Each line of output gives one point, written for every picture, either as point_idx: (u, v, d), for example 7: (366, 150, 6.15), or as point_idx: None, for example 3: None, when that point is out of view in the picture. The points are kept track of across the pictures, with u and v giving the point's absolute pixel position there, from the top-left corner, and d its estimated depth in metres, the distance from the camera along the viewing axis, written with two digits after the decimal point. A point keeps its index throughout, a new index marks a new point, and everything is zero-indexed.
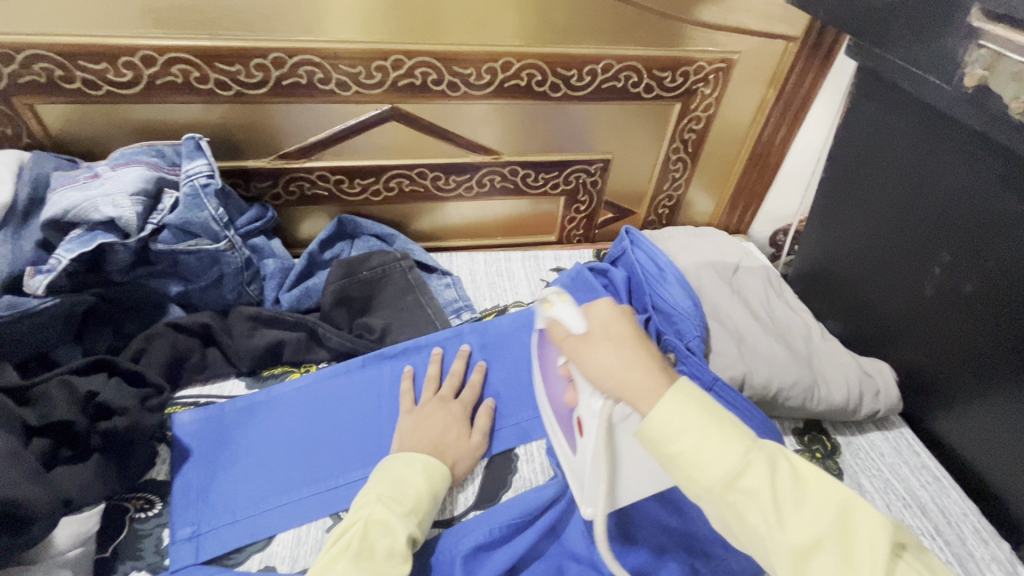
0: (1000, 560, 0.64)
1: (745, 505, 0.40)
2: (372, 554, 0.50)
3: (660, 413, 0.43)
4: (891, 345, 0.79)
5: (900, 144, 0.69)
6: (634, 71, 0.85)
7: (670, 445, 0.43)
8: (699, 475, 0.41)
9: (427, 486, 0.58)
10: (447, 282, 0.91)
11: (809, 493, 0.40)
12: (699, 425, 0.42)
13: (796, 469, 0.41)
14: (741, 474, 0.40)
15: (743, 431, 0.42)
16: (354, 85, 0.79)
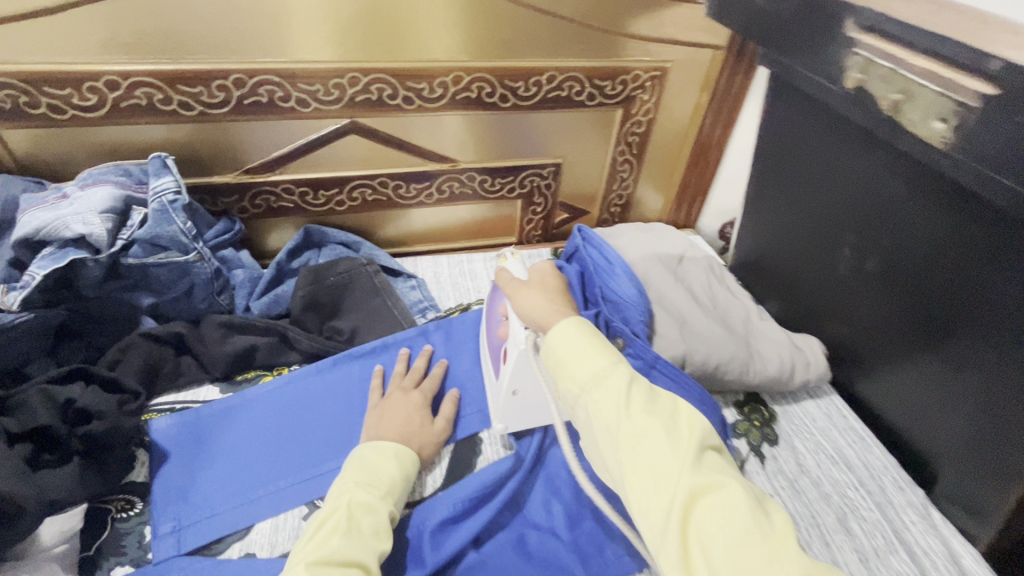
0: (915, 504, 0.72)
1: (601, 398, 0.51)
2: (360, 533, 0.54)
3: (558, 332, 0.57)
4: (823, 321, 0.87)
5: (805, 138, 0.77)
6: (576, 80, 0.92)
7: (557, 353, 0.56)
8: (573, 374, 0.54)
9: (400, 471, 0.63)
10: (413, 284, 0.96)
11: (655, 401, 0.51)
12: (582, 340, 0.55)
13: (650, 387, 0.53)
14: (603, 375, 0.52)
15: (614, 354, 0.55)
16: (313, 101, 0.83)
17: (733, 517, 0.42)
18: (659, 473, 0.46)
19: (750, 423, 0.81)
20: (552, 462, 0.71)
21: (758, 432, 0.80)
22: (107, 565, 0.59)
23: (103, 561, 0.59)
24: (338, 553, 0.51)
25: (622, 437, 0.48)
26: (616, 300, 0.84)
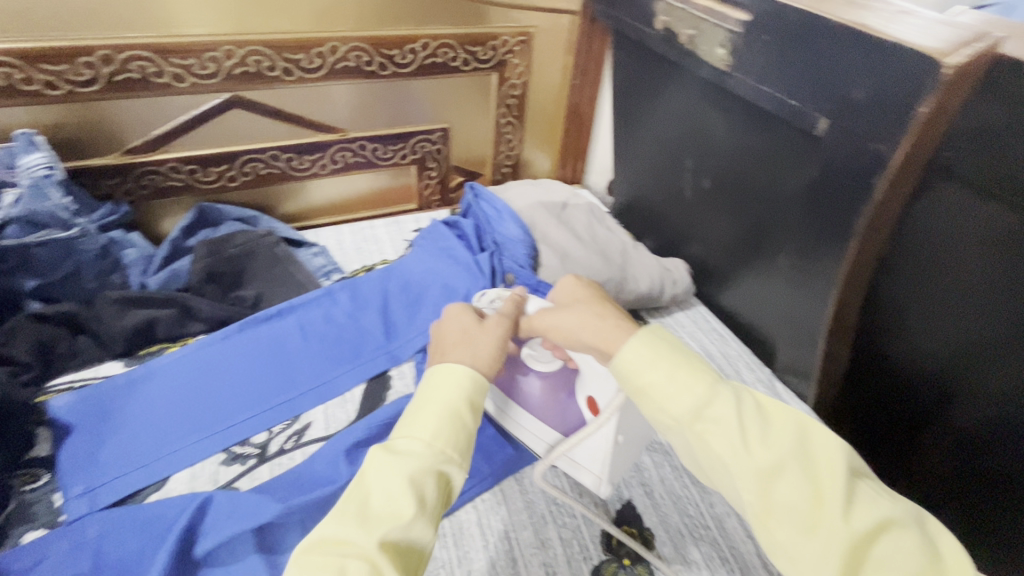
0: (763, 380, 0.85)
1: (712, 433, 0.45)
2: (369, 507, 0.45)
3: (630, 350, 0.49)
4: (686, 245, 1.01)
5: (643, 82, 0.89)
6: (449, 47, 0.99)
7: (637, 379, 0.48)
8: (668, 405, 0.46)
9: (446, 409, 0.50)
10: (315, 252, 1.00)
11: (774, 423, 0.44)
12: (668, 359, 0.48)
13: (762, 405, 0.46)
14: (706, 403, 0.45)
15: (707, 369, 0.48)
16: (189, 76, 0.85)
17: (911, 567, 0.38)
18: (803, 524, 0.40)
19: None
20: None
21: None
22: (18, 531, 0.60)
23: (13, 530, 0.61)
24: (328, 541, 0.43)
25: (754, 479, 0.42)
26: (506, 242, 0.95)
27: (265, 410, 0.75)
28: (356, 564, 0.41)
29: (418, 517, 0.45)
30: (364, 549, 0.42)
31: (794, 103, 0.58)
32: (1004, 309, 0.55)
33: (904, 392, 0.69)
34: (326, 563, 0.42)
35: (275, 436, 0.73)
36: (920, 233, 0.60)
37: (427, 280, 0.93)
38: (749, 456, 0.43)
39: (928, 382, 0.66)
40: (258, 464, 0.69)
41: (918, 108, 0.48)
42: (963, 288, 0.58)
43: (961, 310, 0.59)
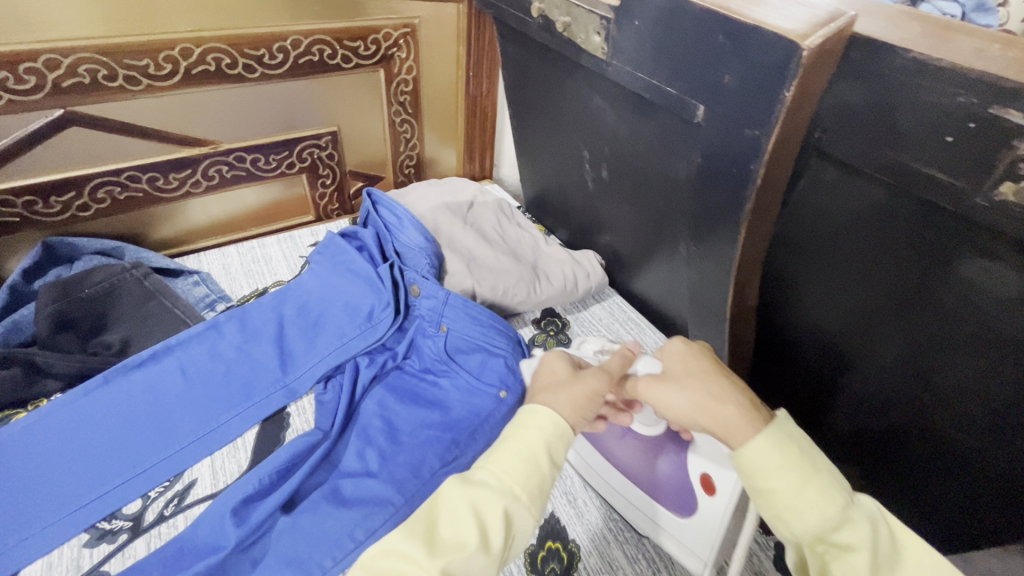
0: None
1: (833, 556, 0.46)
2: (437, 529, 0.47)
3: (759, 453, 0.48)
4: (598, 235, 0.99)
5: (532, 72, 0.85)
6: (325, 44, 0.91)
7: (765, 482, 0.47)
8: (792, 519, 0.47)
9: (528, 451, 0.52)
10: (195, 280, 0.89)
11: (900, 558, 0.46)
12: (801, 473, 0.47)
13: (893, 535, 0.47)
14: (837, 528, 0.46)
15: (841, 488, 0.47)
16: (4, 93, 0.72)
17: None
18: None
19: (546, 333, 0.90)
20: (362, 415, 0.74)
21: (554, 339, 0.90)
22: None
23: None
24: (396, 551, 0.46)
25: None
26: (409, 252, 0.88)
27: (138, 473, 0.66)
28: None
29: (482, 549, 0.46)
30: (427, 566, 0.45)
31: (671, 90, 0.56)
32: (904, 291, 0.55)
33: (809, 362, 0.70)
34: (392, 571, 0.45)
35: (151, 502, 0.65)
36: (806, 213, 0.60)
37: (326, 298, 0.85)
38: None
39: (834, 358, 0.66)
40: (131, 538, 0.61)
41: (784, 93, 0.47)
42: (868, 271, 0.57)
43: (861, 291, 0.59)
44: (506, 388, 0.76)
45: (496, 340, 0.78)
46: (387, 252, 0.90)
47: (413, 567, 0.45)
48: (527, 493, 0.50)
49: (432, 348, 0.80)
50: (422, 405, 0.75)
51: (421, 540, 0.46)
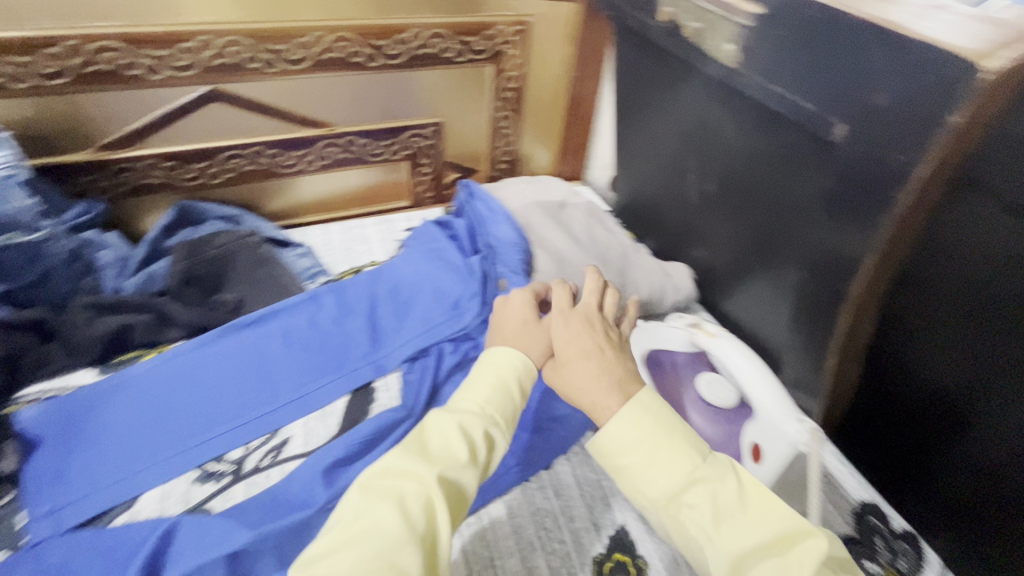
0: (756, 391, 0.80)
1: (687, 515, 0.46)
2: (426, 451, 0.49)
3: (613, 425, 0.51)
4: (690, 247, 0.96)
5: (647, 80, 0.84)
6: (442, 37, 0.94)
7: (619, 457, 0.50)
8: (645, 485, 0.48)
9: (500, 379, 0.56)
10: (301, 253, 0.96)
11: (751, 508, 0.44)
12: (649, 440, 0.49)
13: (748, 488, 0.46)
14: (684, 489, 0.46)
15: (693, 452, 0.48)
16: (164, 68, 0.80)
17: None
18: None
19: None
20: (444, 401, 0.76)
21: None
22: None
23: None
24: (393, 471, 0.47)
25: (727, 559, 0.43)
26: (499, 245, 0.89)
27: (243, 423, 0.71)
28: (417, 492, 0.46)
29: (470, 466, 0.49)
30: (427, 482, 0.46)
31: (809, 105, 0.55)
32: None
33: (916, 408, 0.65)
34: (390, 489, 0.46)
35: (251, 452, 0.70)
36: (937, 255, 0.56)
37: (417, 283, 0.88)
38: (716, 540, 0.44)
39: (949, 416, 0.61)
40: (232, 482, 0.66)
41: (948, 118, 0.44)
42: (1004, 321, 0.52)
43: (965, 331, 0.55)
44: None
45: None
46: (477, 245, 0.93)
47: (412, 482, 0.46)
48: (506, 420, 0.54)
49: None
50: None
51: (417, 458, 0.48)
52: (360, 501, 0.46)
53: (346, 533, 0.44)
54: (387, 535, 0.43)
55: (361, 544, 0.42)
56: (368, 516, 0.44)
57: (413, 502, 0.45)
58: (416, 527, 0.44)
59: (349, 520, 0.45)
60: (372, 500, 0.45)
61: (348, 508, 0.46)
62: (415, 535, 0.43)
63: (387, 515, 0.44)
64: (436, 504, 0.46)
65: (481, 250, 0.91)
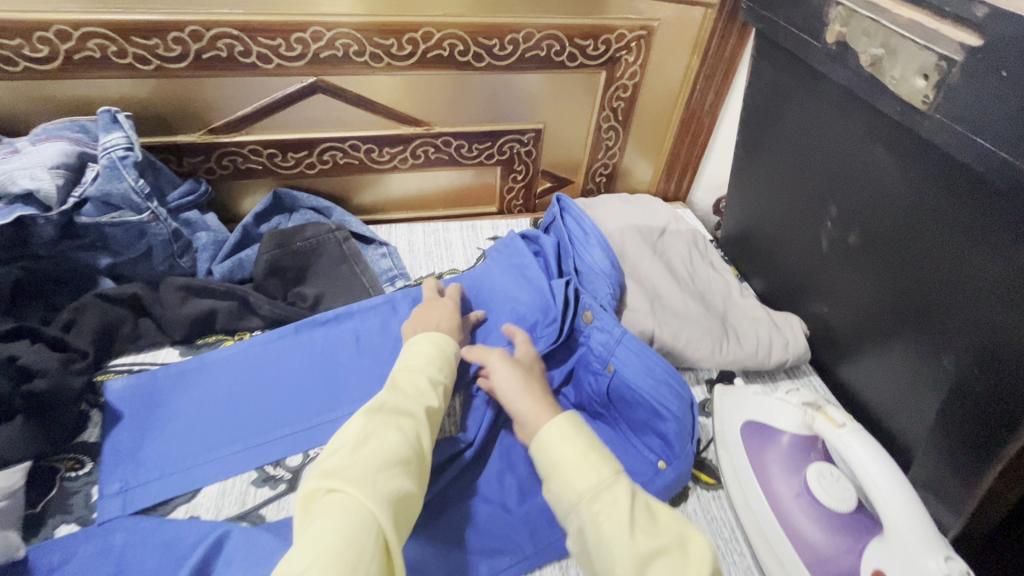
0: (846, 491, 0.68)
1: (604, 517, 0.48)
2: (406, 394, 0.59)
3: (557, 425, 0.55)
4: (805, 298, 0.83)
5: (789, 104, 0.73)
6: (556, 39, 0.87)
7: (555, 452, 0.54)
8: (575, 480, 0.51)
9: (446, 342, 0.68)
10: (383, 252, 0.93)
11: (659, 517, 0.48)
12: (582, 443, 0.53)
13: (654, 505, 0.50)
14: (607, 487, 0.49)
15: (613, 461, 0.53)
16: (275, 58, 0.79)
17: None
18: None
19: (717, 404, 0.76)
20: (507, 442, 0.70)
21: None
22: (53, 523, 0.59)
23: (48, 519, 0.59)
24: (387, 409, 0.56)
25: (632, 554, 0.45)
26: (588, 272, 0.81)
27: (306, 428, 0.69)
28: (410, 422, 0.56)
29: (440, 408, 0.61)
30: (417, 417, 0.57)
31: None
32: None
33: None
34: (389, 419, 0.55)
35: (309, 461, 0.67)
36: None
37: (494, 302, 0.82)
38: (631, 537, 0.46)
39: None
40: (288, 491, 0.64)
41: None
42: None
43: None
44: (666, 458, 0.67)
45: (668, 400, 0.68)
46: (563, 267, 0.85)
47: (405, 416, 0.56)
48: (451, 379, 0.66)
49: (592, 386, 0.72)
50: None
51: (404, 399, 0.58)
52: (367, 424, 0.54)
53: (360, 447, 0.51)
54: (396, 450, 0.52)
55: (377, 454, 0.51)
56: (378, 433, 0.53)
57: (408, 427, 0.55)
58: (413, 444, 0.54)
59: (359, 438, 0.52)
60: (378, 424, 0.54)
61: (357, 428, 0.53)
62: (413, 449, 0.54)
63: (393, 433, 0.53)
64: (422, 430, 0.56)
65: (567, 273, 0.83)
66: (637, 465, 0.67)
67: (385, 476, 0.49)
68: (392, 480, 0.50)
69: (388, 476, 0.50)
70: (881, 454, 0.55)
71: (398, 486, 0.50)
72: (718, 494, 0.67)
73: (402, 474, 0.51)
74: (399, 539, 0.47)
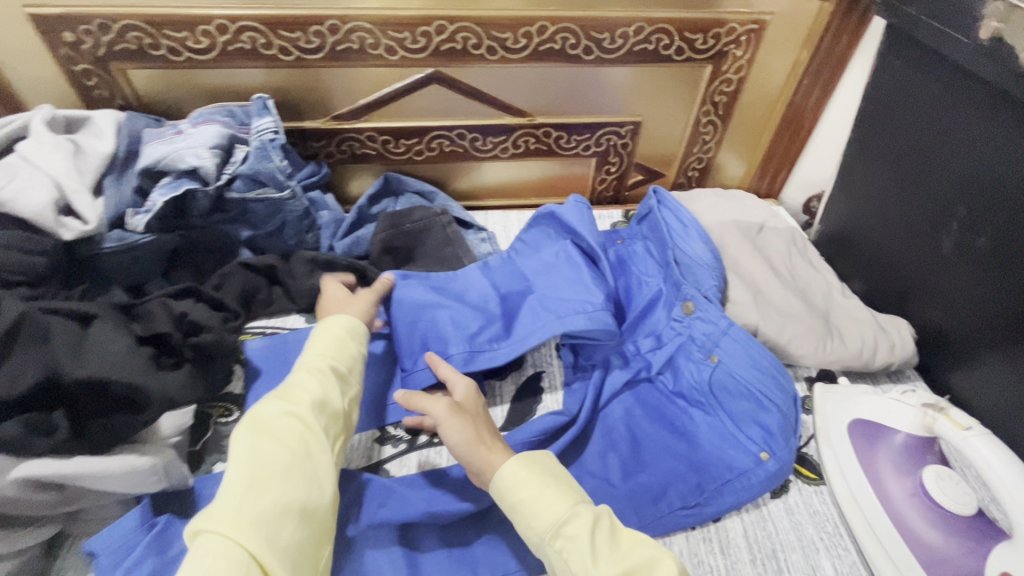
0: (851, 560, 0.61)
1: (569, 551, 0.48)
2: (290, 395, 0.58)
3: (510, 469, 0.54)
4: (910, 303, 0.81)
5: (924, 100, 0.72)
6: (666, 33, 0.88)
7: (514, 494, 0.53)
8: (535, 520, 0.51)
9: (337, 333, 0.67)
10: (483, 237, 0.97)
11: (622, 542, 0.49)
12: (537, 481, 0.53)
13: (618, 531, 0.51)
14: (566, 521, 0.50)
15: (572, 492, 0.53)
16: (401, 50, 0.85)
17: None
18: None
19: None
20: (606, 422, 0.73)
21: None
22: (211, 460, 0.67)
23: (207, 456, 0.68)
24: (266, 419, 0.55)
25: None
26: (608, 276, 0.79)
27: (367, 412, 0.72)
28: (293, 430, 0.54)
29: (333, 400, 0.59)
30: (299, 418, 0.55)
31: None
32: None
33: None
34: (267, 430, 0.53)
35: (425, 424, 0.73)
36: None
37: (429, 301, 0.78)
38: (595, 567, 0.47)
39: None
40: (408, 450, 0.70)
41: None
42: None
43: None
44: (768, 449, 0.67)
45: (772, 394, 0.69)
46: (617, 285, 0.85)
47: (284, 421, 0.55)
48: (348, 368, 0.64)
49: (693, 375, 0.74)
50: (674, 434, 0.72)
51: (282, 402, 0.57)
52: (239, 442, 0.52)
53: (235, 467, 0.50)
54: (272, 463, 0.51)
55: (252, 470, 0.50)
56: (257, 448, 0.51)
57: (290, 435, 0.54)
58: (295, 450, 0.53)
59: (233, 458, 0.51)
60: (253, 438, 0.52)
61: (236, 446, 0.52)
62: (300, 456, 0.53)
63: (273, 447, 0.52)
64: (310, 434, 0.55)
65: (525, 281, 0.80)
66: (738, 456, 0.67)
67: (259, 495, 0.48)
68: (268, 496, 0.48)
69: (262, 494, 0.48)
70: (1011, 459, 0.56)
71: (286, 499, 0.49)
72: (820, 489, 0.67)
73: (280, 487, 0.49)
74: (291, 554, 0.47)
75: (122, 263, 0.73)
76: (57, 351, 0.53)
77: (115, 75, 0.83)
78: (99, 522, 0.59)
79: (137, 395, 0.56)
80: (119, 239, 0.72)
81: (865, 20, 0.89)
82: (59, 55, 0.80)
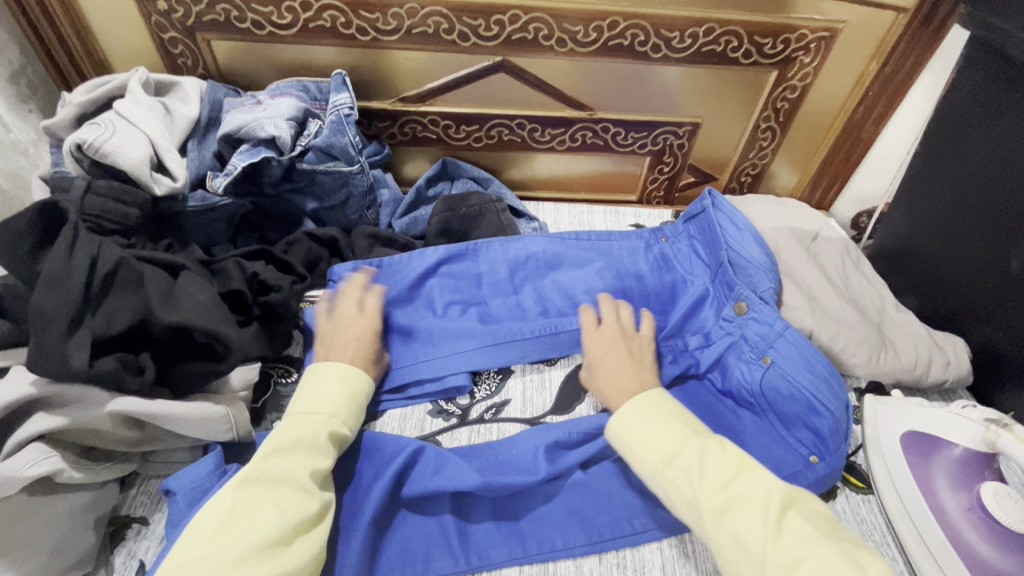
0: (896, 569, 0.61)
1: (681, 479, 0.54)
2: (293, 452, 0.55)
3: (624, 413, 0.61)
4: (967, 321, 0.80)
5: (1004, 116, 0.71)
6: (735, 36, 0.88)
7: (627, 433, 0.60)
8: (646, 454, 0.57)
9: (346, 385, 0.64)
10: (535, 227, 0.99)
11: (731, 458, 0.54)
12: (649, 418, 0.60)
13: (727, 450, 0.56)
14: (677, 453, 0.56)
15: (685, 426, 0.58)
16: (473, 36, 0.87)
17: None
18: (749, 542, 0.49)
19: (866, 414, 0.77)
20: None
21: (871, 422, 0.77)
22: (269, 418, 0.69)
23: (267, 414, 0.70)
24: (265, 477, 0.52)
25: (710, 505, 0.51)
26: None
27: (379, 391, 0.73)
28: (293, 495, 0.52)
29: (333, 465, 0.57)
30: (299, 482, 0.53)
31: None
32: None
33: None
34: (266, 491, 0.51)
35: (476, 402, 0.75)
36: None
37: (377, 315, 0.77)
38: (705, 490, 0.52)
39: None
40: (459, 424, 0.72)
41: None
42: None
43: None
44: (818, 453, 0.67)
45: (827, 399, 0.67)
46: (664, 285, 0.86)
47: (281, 484, 0.52)
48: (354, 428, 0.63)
49: (744, 375, 0.73)
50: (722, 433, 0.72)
51: (282, 460, 0.54)
52: (236, 497, 0.50)
53: (224, 529, 0.48)
54: (265, 529, 0.48)
55: (243, 541, 0.47)
56: (252, 512, 0.49)
57: (290, 501, 0.51)
58: (291, 520, 0.50)
59: (226, 516, 0.49)
60: (248, 500, 0.50)
61: (231, 505, 0.49)
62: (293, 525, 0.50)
63: (271, 512, 0.50)
64: (308, 500, 0.53)
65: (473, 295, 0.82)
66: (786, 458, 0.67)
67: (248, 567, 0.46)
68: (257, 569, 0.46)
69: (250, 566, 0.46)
70: None
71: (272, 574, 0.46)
72: (867, 498, 0.67)
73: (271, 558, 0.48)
74: None
75: (199, 222, 0.75)
76: (149, 296, 0.56)
77: (199, 44, 0.86)
78: (168, 465, 0.62)
79: (216, 344, 0.58)
80: (202, 200, 0.75)
81: (939, 33, 0.87)
82: (150, 21, 0.83)
